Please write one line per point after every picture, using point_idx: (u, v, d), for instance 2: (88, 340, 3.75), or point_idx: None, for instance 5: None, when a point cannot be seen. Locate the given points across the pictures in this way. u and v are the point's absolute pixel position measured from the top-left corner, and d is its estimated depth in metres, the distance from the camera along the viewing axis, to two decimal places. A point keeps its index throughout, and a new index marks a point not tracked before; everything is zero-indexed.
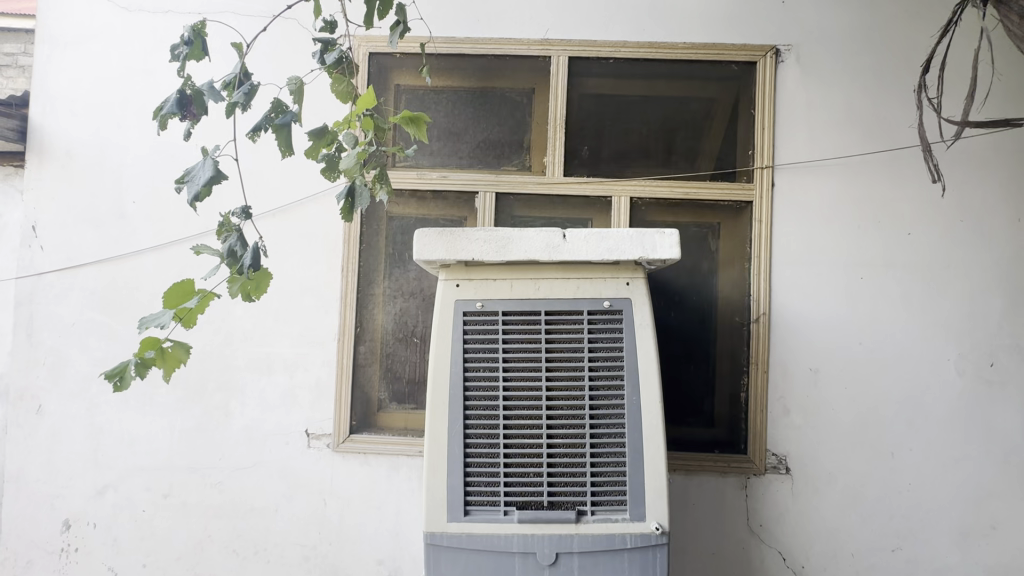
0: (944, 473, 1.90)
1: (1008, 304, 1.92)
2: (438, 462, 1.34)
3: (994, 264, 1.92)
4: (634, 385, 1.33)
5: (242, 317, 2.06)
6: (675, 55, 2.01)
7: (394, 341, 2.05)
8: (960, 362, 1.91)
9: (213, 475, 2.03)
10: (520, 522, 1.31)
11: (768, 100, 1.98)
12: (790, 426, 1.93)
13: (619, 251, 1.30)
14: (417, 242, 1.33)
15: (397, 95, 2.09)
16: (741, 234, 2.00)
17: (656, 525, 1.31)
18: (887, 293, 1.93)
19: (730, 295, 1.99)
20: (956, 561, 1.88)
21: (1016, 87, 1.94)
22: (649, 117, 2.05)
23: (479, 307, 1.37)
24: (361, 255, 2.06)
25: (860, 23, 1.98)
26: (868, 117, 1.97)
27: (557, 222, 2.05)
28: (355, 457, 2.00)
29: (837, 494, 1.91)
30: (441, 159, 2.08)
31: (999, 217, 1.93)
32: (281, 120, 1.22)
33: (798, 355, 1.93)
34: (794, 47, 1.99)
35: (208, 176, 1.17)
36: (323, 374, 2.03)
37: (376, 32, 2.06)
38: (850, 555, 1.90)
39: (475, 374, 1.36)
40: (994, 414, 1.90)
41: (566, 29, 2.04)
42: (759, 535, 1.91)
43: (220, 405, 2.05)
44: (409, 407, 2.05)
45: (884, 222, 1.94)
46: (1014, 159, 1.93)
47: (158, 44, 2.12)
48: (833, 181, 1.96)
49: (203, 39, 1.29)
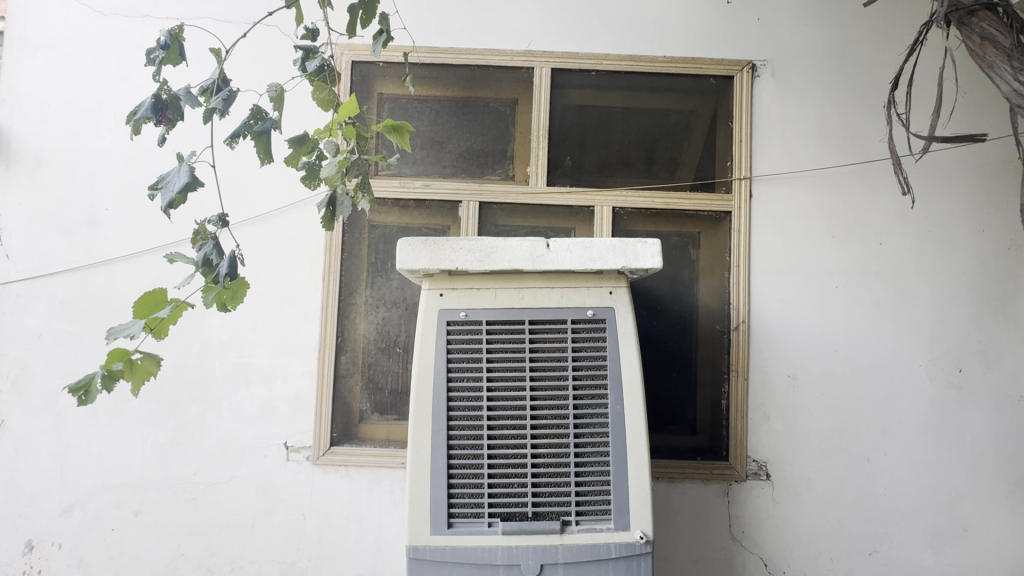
0: (918, 477, 1.95)
1: (975, 312, 1.99)
2: (421, 474, 1.32)
3: (960, 272, 1.99)
4: (618, 393, 1.34)
5: (219, 327, 2.01)
6: (655, 68, 2.05)
7: (377, 351, 2.02)
8: (930, 368, 1.97)
9: (188, 491, 1.97)
10: (504, 534, 1.29)
11: (745, 113, 2.03)
12: (770, 432, 1.95)
13: (602, 261, 1.31)
14: (400, 252, 1.32)
15: (379, 103, 2.09)
16: (721, 244, 2.04)
17: (640, 534, 1.31)
18: (861, 301, 1.98)
19: (711, 303, 2.01)
20: (931, 563, 1.93)
21: (978, 103, 2.02)
22: (630, 128, 2.08)
23: (463, 317, 1.36)
24: (343, 264, 2.03)
25: (832, 40, 2.05)
26: (840, 131, 2.03)
27: (540, 231, 2.06)
28: (336, 470, 1.96)
29: (816, 499, 1.93)
30: (424, 167, 2.07)
31: (964, 227, 2.00)
32: (260, 127, 1.18)
33: (777, 362, 1.97)
34: (770, 62, 2.05)
35: (183, 183, 1.11)
36: (303, 385, 1.99)
37: (358, 41, 2.06)
38: (830, 560, 1.92)
39: (459, 384, 1.35)
40: (963, 419, 1.96)
41: (548, 41, 2.06)
42: (741, 541, 1.93)
43: (194, 419, 1.99)
44: (391, 418, 2.01)
45: (857, 232, 2.00)
46: (978, 172, 2.01)
47: (133, 48, 2.07)
48: (809, 192, 2.01)
49: (180, 44, 1.22)
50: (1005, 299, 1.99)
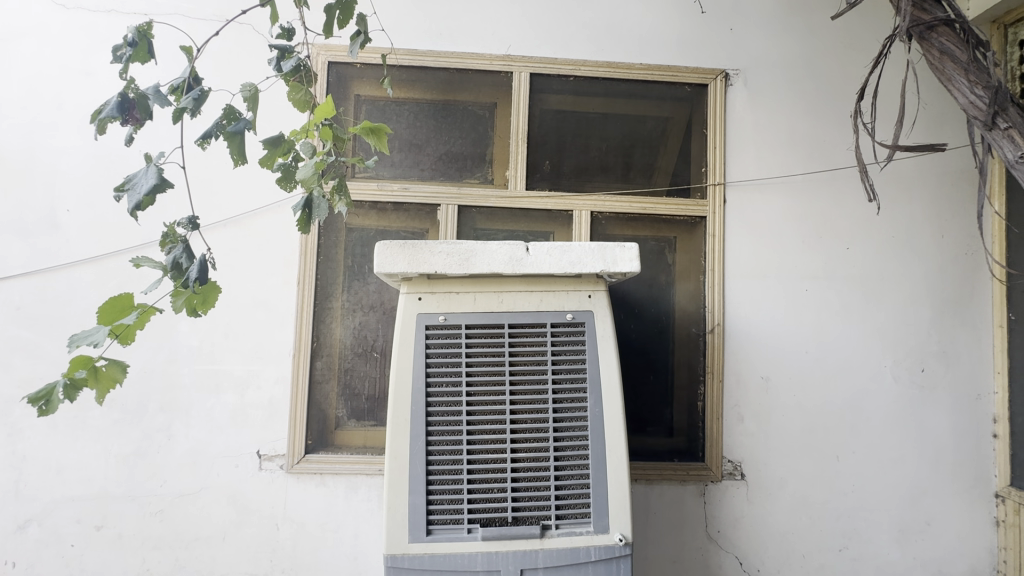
0: (885, 474, 2.01)
1: (935, 313, 2.07)
2: (399, 481, 1.30)
3: (921, 276, 2.08)
4: (597, 396, 1.34)
5: (189, 333, 1.95)
6: (632, 75, 2.08)
7: (353, 356, 1.98)
8: (895, 368, 2.04)
9: (154, 503, 1.90)
10: (484, 540, 1.28)
11: (718, 120, 2.08)
12: (745, 433, 1.99)
13: (581, 265, 1.32)
14: (378, 255, 1.30)
15: (357, 105, 2.07)
16: (696, 249, 2.08)
17: (619, 536, 1.31)
18: (830, 304, 2.05)
19: (687, 306, 2.05)
20: (896, 558, 1.99)
21: (937, 114, 2.12)
22: (607, 134, 2.10)
23: (442, 321, 1.35)
24: (318, 268, 2.00)
25: (801, 52, 2.12)
26: (809, 139, 2.10)
27: (519, 235, 2.06)
28: (310, 478, 1.91)
29: (788, 497, 1.98)
30: (402, 170, 2.05)
31: (925, 233, 2.09)
32: (233, 128, 1.14)
33: (751, 364, 2.01)
34: (742, 72, 2.10)
35: (151, 185, 1.07)
36: (277, 392, 1.94)
37: (335, 41, 2.03)
38: (802, 556, 1.97)
39: (437, 390, 1.33)
40: (925, 417, 2.04)
41: (527, 46, 2.08)
42: (716, 540, 1.96)
43: (161, 428, 1.92)
44: (368, 424, 1.98)
45: (826, 237, 2.07)
46: (937, 181, 2.10)
47: (97, 44, 2.00)
48: (780, 198, 2.07)
49: (149, 41, 1.17)
50: (963, 302, 2.08)
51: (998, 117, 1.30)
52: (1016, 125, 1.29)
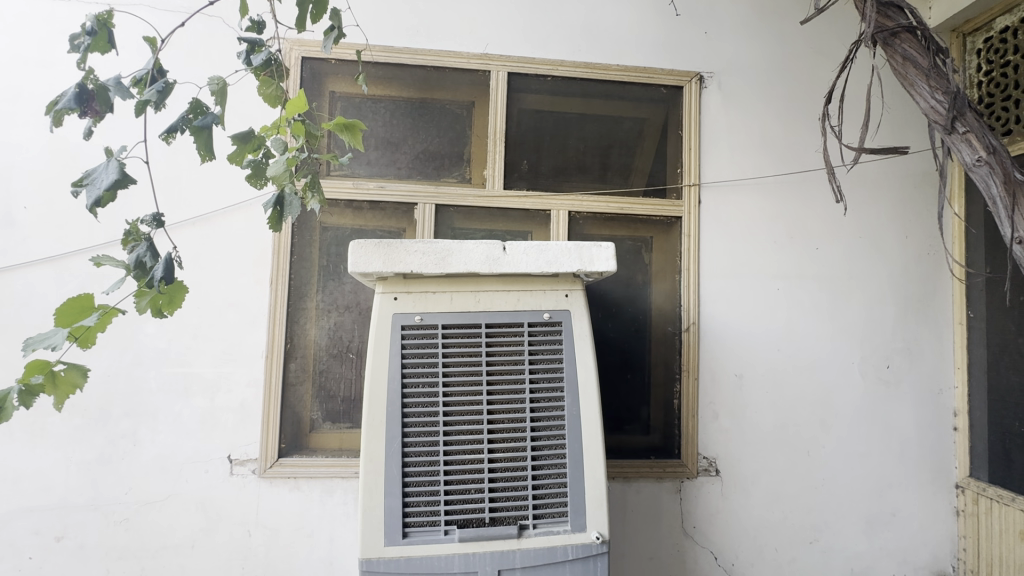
0: (852, 467, 2.07)
1: (900, 312, 2.14)
2: (374, 484, 1.27)
3: (887, 275, 2.15)
4: (574, 395, 1.35)
5: (155, 335, 1.88)
6: (609, 76, 2.10)
7: (328, 358, 1.94)
8: (862, 365, 2.11)
9: (118, 512, 1.83)
10: (461, 541, 1.27)
11: (693, 122, 2.11)
12: (719, 429, 2.03)
13: (558, 264, 1.32)
14: (352, 254, 1.27)
15: (331, 102, 2.03)
16: (672, 249, 2.10)
17: (597, 534, 1.32)
18: (800, 303, 2.10)
19: (663, 306, 2.08)
20: (863, 548, 2.06)
21: (900, 119, 2.19)
22: (585, 135, 2.12)
23: (418, 321, 1.33)
24: (292, 268, 1.95)
25: (773, 56, 2.17)
26: (781, 141, 2.15)
27: (497, 235, 2.05)
28: (284, 483, 1.87)
29: (761, 492, 2.02)
30: (379, 168, 2.02)
31: (889, 233, 2.16)
32: (199, 122, 1.10)
33: (725, 362, 2.05)
34: (716, 75, 2.14)
35: (112, 180, 1.02)
36: (248, 395, 1.89)
37: (309, 36, 1.99)
38: (774, 550, 2.01)
39: (414, 391, 1.32)
40: (891, 412, 2.11)
41: (504, 45, 2.07)
42: (692, 536, 1.99)
43: (125, 433, 1.85)
44: (343, 426, 1.95)
45: (796, 237, 2.12)
46: (901, 183, 2.18)
47: (56, 33, 1.92)
48: (753, 199, 2.11)
49: (109, 30, 1.11)
50: (926, 300, 2.16)
51: (957, 122, 1.28)
52: (973, 129, 1.27)
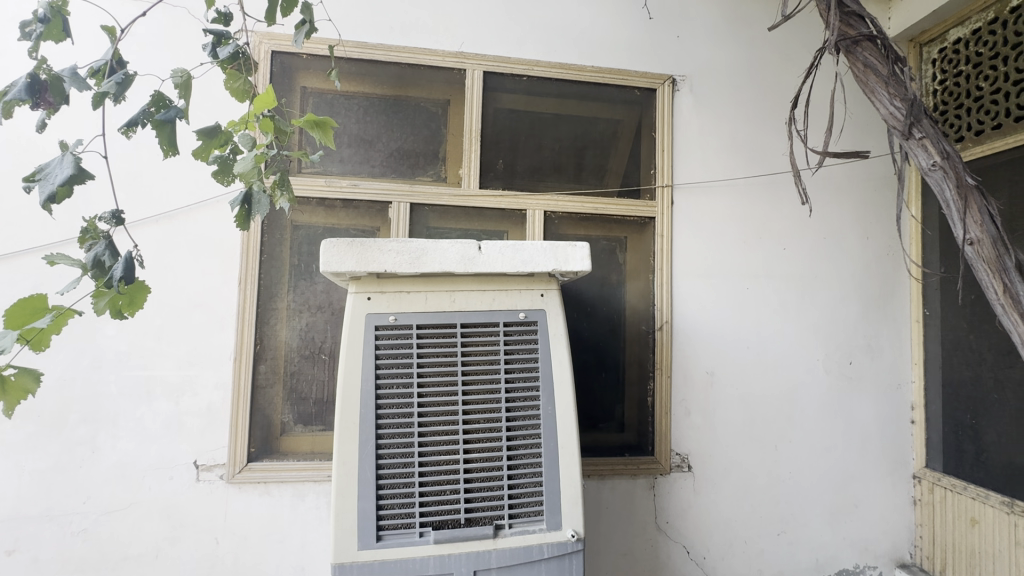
0: (818, 460, 2.14)
1: (862, 310, 2.22)
2: (347, 487, 1.25)
3: (850, 274, 2.23)
4: (549, 395, 1.35)
5: (115, 337, 1.80)
6: (584, 77, 2.11)
7: (300, 359, 1.90)
8: (826, 362, 2.18)
9: (75, 523, 1.75)
10: (436, 543, 1.26)
11: (666, 124, 2.14)
12: (691, 426, 2.07)
13: (533, 264, 1.32)
14: (324, 253, 1.24)
15: (303, 97, 1.99)
16: (646, 248, 2.14)
17: (572, 532, 1.32)
18: (769, 302, 2.15)
19: (636, 305, 2.11)
20: (828, 538, 2.13)
21: (862, 125, 2.28)
22: (560, 135, 2.13)
23: (392, 321, 1.32)
24: (261, 267, 1.90)
25: (742, 60, 2.22)
26: (750, 144, 2.20)
27: (472, 234, 2.05)
28: (253, 488, 1.82)
29: (732, 486, 2.07)
30: (352, 166, 1.99)
31: (852, 234, 2.24)
32: (162, 115, 1.05)
33: (697, 359, 2.09)
34: (688, 78, 2.18)
35: (67, 175, 0.97)
36: (216, 399, 1.84)
37: (279, 30, 1.94)
38: (744, 542, 2.07)
39: (388, 392, 1.30)
40: (853, 406, 2.19)
41: (480, 44, 2.06)
42: (665, 531, 2.02)
43: (83, 441, 1.77)
44: (316, 429, 1.90)
45: (765, 237, 2.17)
46: (863, 186, 2.26)
47: (6, 21, 1.82)
48: (723, 201, 2.16)
49: (63, 18, 1.05)
50: (885, 298, 2.25)
51: (914, 128, 1.31)
52: (929, 135, 1.29)
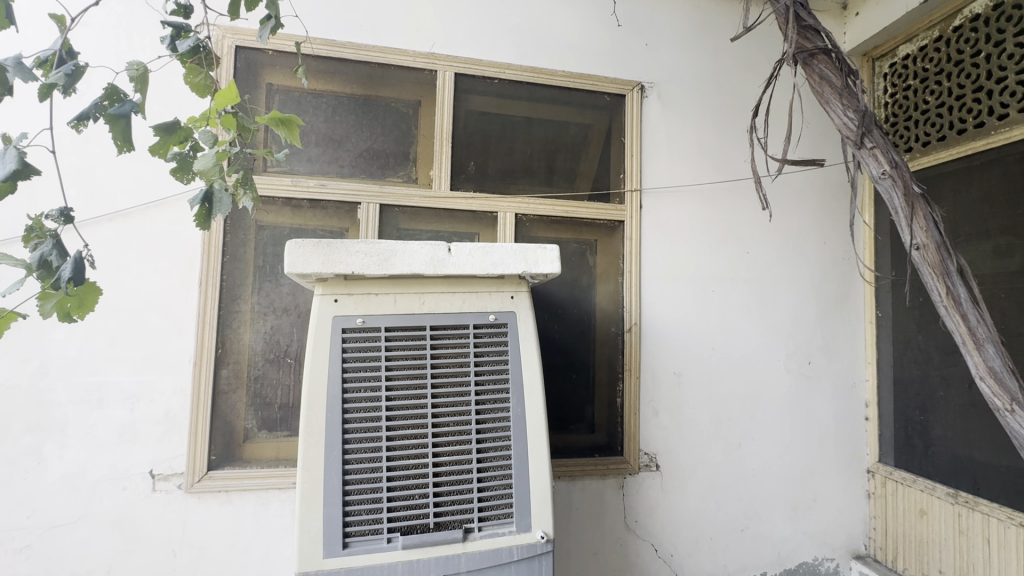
0: (779, 456, 2.22)
1: (820, 311, 2.32)
2: (313, 494, 1.22)
3: (808, 277, 2.31)
4: (519, 397, 1.35)
5: (63, 342, 1.71)
6: (555, 81, 2.13)
7: (264, 363, 1.85)
8: (787, 362, 2.26)
9: (17, 539, 1.64)
10: (404, 549, 1.24)
11: (635, 129, 2.18)
12: (659, 426, 2.11)
13: (503, 266, 1.32)
14: (289, 253, 1.21)
15: (269, 95, 1.94)
16: (615, 251, 2.17)
17: (542, 534, 1.32)
18: (732, 304, 2.22)
19: (606, 307, 2.14)
20: (789, 532, 2.21)
21: (819, 135, 2.38)
22: (531, 138, 2.14)
23: (359, 324, 1.29)
24: (223, 268, 1.84)
25: (708, 69, 2.29)
26: (715, 150, 2.26)
27: (443, 236, 2.04)
28: (213, 497, 1.75)
29: (698, 484, 2.12)
30: (320, 166, 1.95)
31: (810, 238, 2.33)
32: (116, 109, 1.00)
33: (665, 361, 2.13)
34: (656, 85, 2.23)
35: (9, 171, 0.91)
36: (174, 405, 1.77)
37: (243, 25, 1.89)
38: (710, 538, 2.12)
39: (355, 395, 1.28)
40: (812, 404, 2.27)
41: (451, 45, 2.06)
42: (634, 530, 2.05)
43: (27, 452, 1.67)
44: (281, 435, 1.85)
45: (729, 241, 2.24)
46: (820, 193, 2.36)
47: None
48: (689, 205, 2.22)
49: (6, 4, 1.00)
50: (842, 300, 2.35)
51: (865, 138, 1.37)
52: (879, 145, 1.36)
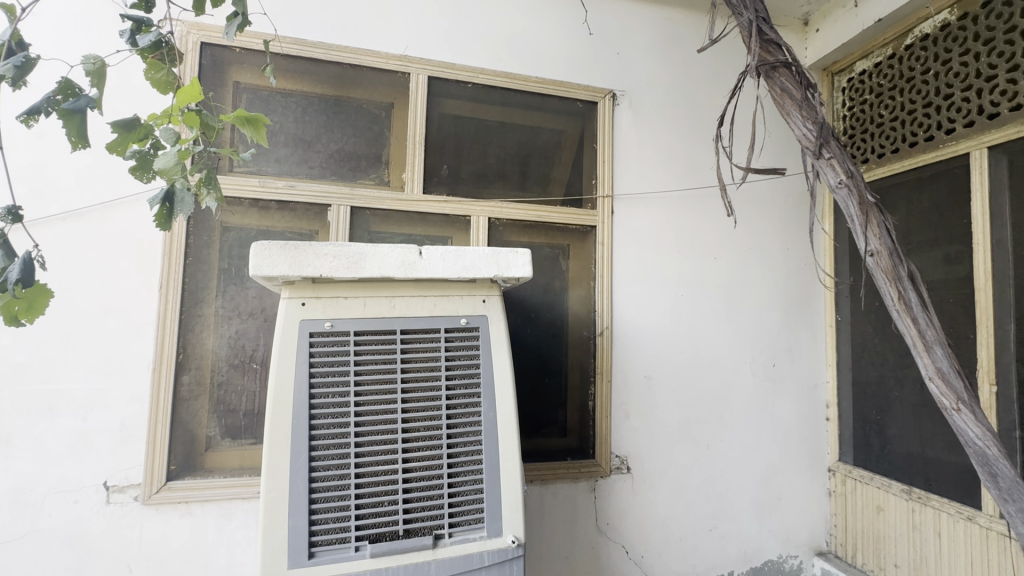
0: (745, 456, 2.27)
1: (783, 315, 2.39)
2: (277, 502, 1.19)
3: (772, 282, 2.39)
4: (491, 401, 1.35)
5: (8, 348, 1.62)
6: (528, 87, 2.15)
7: (228, 368, 1.79)
8: (753, 364, 2.32)
9: None
10: (372, 557, 1.21)
11: (607, 136, 2.21)
12: (630, 428, 2.13)
13: (474, 270, 1.31)
14: (254, 256, 1.18)
15: (235, 93, 1.89)
16: (587, 256, 2.20)
17: (512, 538, 1.32)
18: (700, 308, 2.27)
19: (579, 311, 2.15)
20: (754, 530, 2.26)
21: (781, 145, 2.48)
22: (504, 143, 2.15)
23: (328, 328, 1.27)
24: (186, 271, 1.78)
25: (677, 79, 2.35)
26: (684, 158, 2.32)
27: (415, 239, 2.02)
28: (173, 509, 1.68)
29: (667, 485, 2.16)
30: (289, 167, 1.91)
31: (774, 244, 2.41)
32: (69, 104, 0.95)
33: (635, 364, 2.16)
34: (627, 93, 2.28)
35: None
36: (130, 413, 1.69)
37: (209, 21, 1.84)
38: (679, 538, 2.15)
39: (322, 401, 1.25)
40: (776, 405, 2.34)
41: (424, 48, 2.05)
42: (606, 532, 2.07)
43: None
44: (245, 443, 1.79)
45: (698, 247, 2.29)
46: (783, 201, 2.45)
47: None
48: (659, 212, 2.26)
49: None
50: (804, 304, 2.43)
51: (823, 149, 1.42)
52: (836, 156, 1.41)
